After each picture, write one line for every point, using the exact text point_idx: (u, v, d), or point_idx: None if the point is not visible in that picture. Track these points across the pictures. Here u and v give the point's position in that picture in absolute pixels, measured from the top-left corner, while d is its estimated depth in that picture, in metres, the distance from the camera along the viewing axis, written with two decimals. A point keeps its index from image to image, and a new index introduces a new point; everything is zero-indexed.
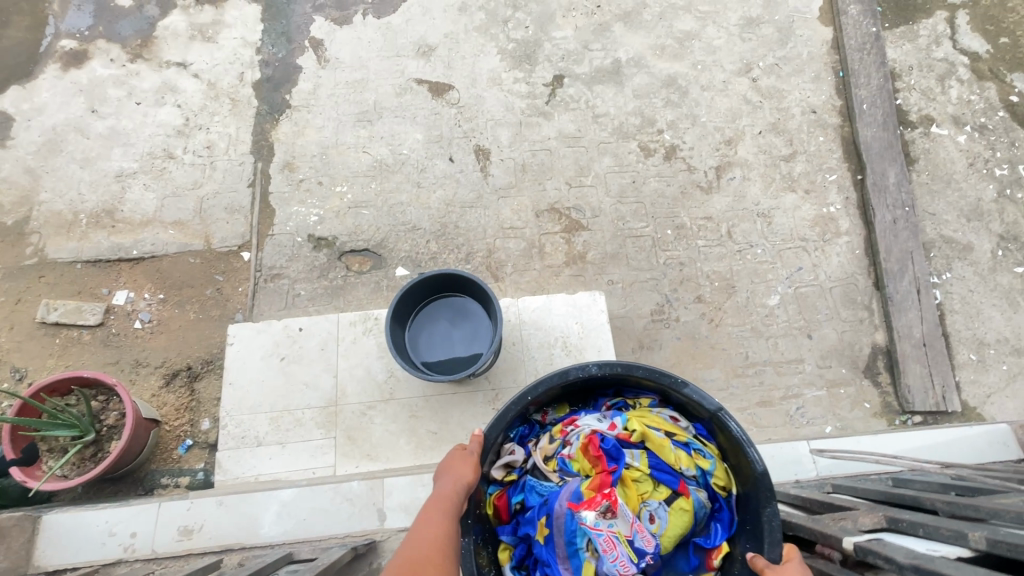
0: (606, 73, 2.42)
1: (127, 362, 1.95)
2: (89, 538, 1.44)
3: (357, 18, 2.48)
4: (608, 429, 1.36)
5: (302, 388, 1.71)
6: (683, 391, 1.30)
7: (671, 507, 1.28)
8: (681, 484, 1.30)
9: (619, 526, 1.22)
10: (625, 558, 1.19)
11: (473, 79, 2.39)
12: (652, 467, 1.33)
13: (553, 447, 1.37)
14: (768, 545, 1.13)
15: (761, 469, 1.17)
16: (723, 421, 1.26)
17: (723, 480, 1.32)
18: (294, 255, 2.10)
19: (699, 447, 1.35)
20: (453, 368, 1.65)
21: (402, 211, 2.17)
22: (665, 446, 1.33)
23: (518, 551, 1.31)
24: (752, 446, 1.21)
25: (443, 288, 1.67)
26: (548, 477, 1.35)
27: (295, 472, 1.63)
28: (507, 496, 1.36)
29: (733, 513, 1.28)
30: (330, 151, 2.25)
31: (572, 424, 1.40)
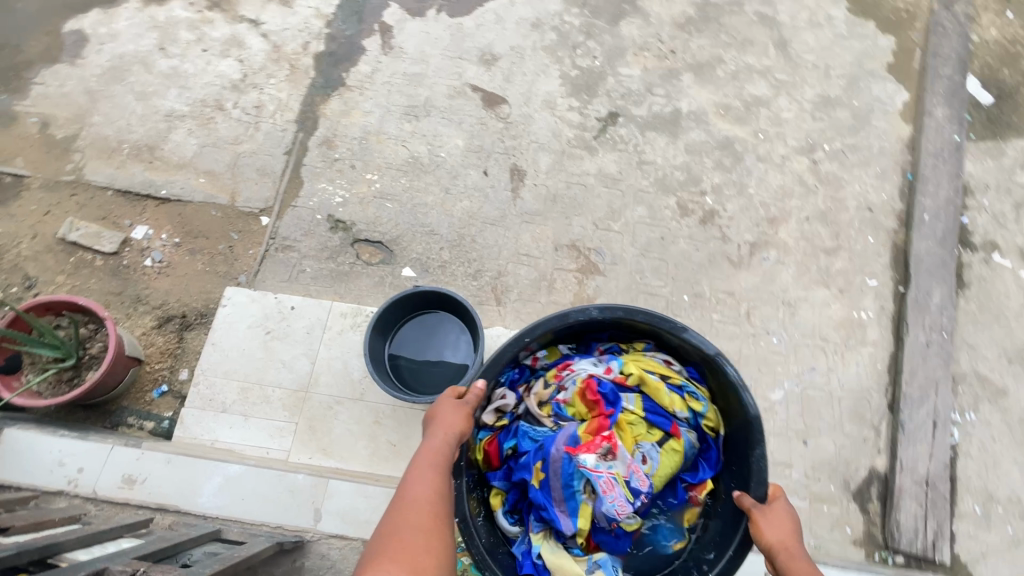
0: (662, 121, 2.35)
1: (128, 296, 2.00)
2: (40, 463, 1.47)
3: (431, 13, 2.49)
4: (605, 372, 1.54)
5: (279, 366, 1.71)
6: (685, 336, 1.45)
7: (663, 449, 1.50)
8: (673, 428, 1.51)
9: (618, 467, 1.42)
10: (624, 499, 1.39)
11: (528, 98, 2.36)
12: (645, 410, 1.52)
13: (548, 394, 1.56)
14: (756, 484, 1.37)
15: (754, 414, 1.38)
16: (719, 365, 1.43)
17: (711, 422, 1.55)
18: (310, 231, 2.11)
19: (691, 391, 1.55)
20: (429, 388, 1.61)
21: (424, 213, 2.16)
22: (659, 390, 1.52)
23: (510, 496, 1.53)
24: (746, 390, 1.40)
25: (434, 302, 1.64)
26: (542, 422, 1.55)
27: (249, 448, 1.62)
28: (500, 442, 1.56)
29: (717, 451, 1.55)
30: (370, 138, 2.26)
31: (568, 368, 1.58)
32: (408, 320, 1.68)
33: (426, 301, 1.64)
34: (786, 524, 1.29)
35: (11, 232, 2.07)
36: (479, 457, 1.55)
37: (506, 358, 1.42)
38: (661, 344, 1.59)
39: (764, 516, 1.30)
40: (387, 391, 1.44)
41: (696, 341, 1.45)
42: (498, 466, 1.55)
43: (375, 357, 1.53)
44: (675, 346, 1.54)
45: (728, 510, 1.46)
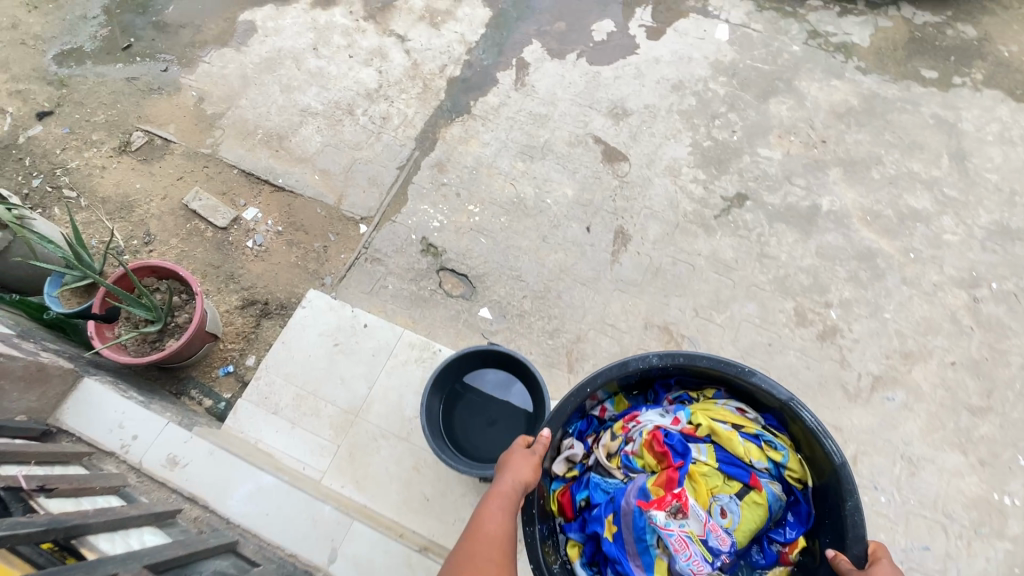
0: (795, 214, 2.11)
1: (224, 272, 2.09)
2: (103, 420, 1.52)
3: (571, 57, 2.45)
4: (671, 424, 1.41)
5: (336, 382, 1.68)
6: (757, 384, 1.35)
7: (744, 502, 1.32)
8: (753, 479, 1.34)
9: (691, 526, 1.23)
10: (699, 558, 1.20)
11: (651, 160, 2.23)
12: (720, 461, 1.35)
13: (616, 446, 1.42)
14: (852, 535, 1.22)
15: (839, 460, 1.28)
16: (794, 411, 1.34)
17: (796, 472, 1.38)
18: (401, 249, 2.10)
19: (771, 441, 1.40)
20: (481, 453, 1.49)
21: (516, 256, 2.08)
22: (733, 440, 1.37)
23: (587, 548, 1.36)
24: (830, 438, 1.29)
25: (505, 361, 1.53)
26: (609, 472, 1.42)
27: (287, 458, 1.59)
28: (574, 495, 1.42)
29: (808, 504, 1.37)
30: (481, 169, 2.24)
31: (634, 420, 1.46)
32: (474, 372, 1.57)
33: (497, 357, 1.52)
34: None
35: (147, 189, 2.25)
36: (552, 508, 1.42)
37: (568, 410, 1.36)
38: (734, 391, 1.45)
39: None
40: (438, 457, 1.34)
41: (765, 386, 1.35)
42: (575, 519, 1.40)
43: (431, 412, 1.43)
44: (747, 393, 1.42)
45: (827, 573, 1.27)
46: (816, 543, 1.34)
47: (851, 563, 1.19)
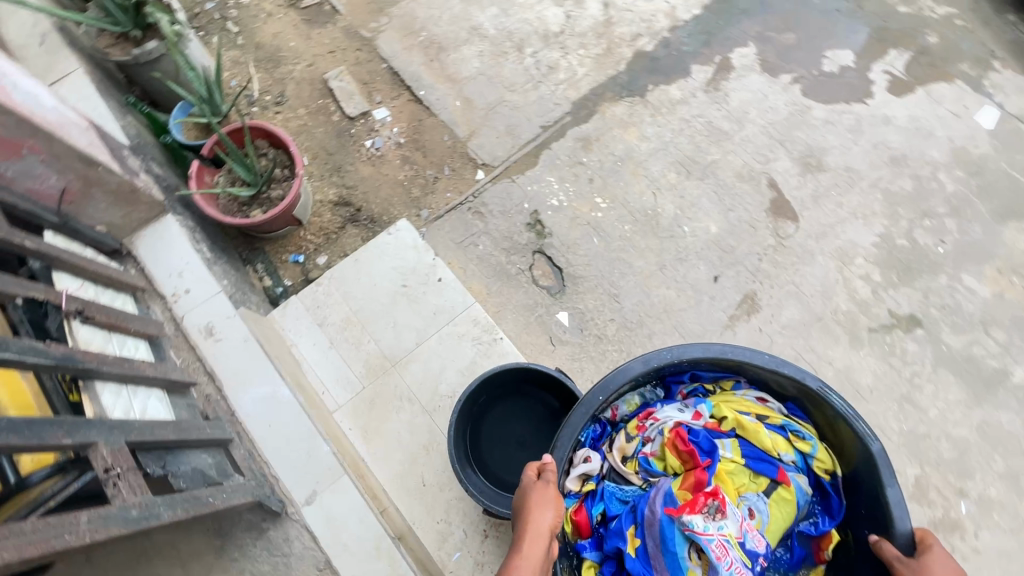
0: (972, 370, 1.68)
1: (333, 161, 2.02)
2: (167, 263, 1.49)
3: (784, 78, 2.08)
4: (693, 419, 1.21)
5: (389, 324, 1.56)
6: (785, 374, 1.17)
7: (773, 498, 1.15)
8: (780, 473, 1.16)
9: (728, 529, 1.05)
10: (741, 566, 1.03)
11: (823, 232, 1.86)
12: (745, 458, 1.17)
13: (634, 447, 1.21)
14: (897, 519, 1.06)
15: (877, 448, 1.10)
16: (822, 396, 1.17)
17: (825, 463, 1.20)
18: (508, 214, 1.93)
19: (797, 432, 1.21)
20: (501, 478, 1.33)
21: (622, 274, 1.84)
22: (761, 436, 1.17)
23: (606, 569, 1.15)
24: (860, 420, 1.14)
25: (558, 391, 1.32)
26: (626, 479, 1.21)
27: (312, 374, 1.51)
28: (590, 506, 1.19)
29: (839, 496, 1.20)
30: (627, 163, 1.99)
31: (651, 415, 1.25)
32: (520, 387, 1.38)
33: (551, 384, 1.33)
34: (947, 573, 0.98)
35: (298, 51, 2.19)
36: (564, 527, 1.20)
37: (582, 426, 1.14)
38: (753, 379, 1.26)
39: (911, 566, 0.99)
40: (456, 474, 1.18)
41: (789, 373, 1.17)
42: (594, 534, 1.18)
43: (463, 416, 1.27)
44: (767, 379, 1.23)
45: (868, 568, 1.12)
46: (848, 532, 1.20)
47: (898, 549, 1.03)
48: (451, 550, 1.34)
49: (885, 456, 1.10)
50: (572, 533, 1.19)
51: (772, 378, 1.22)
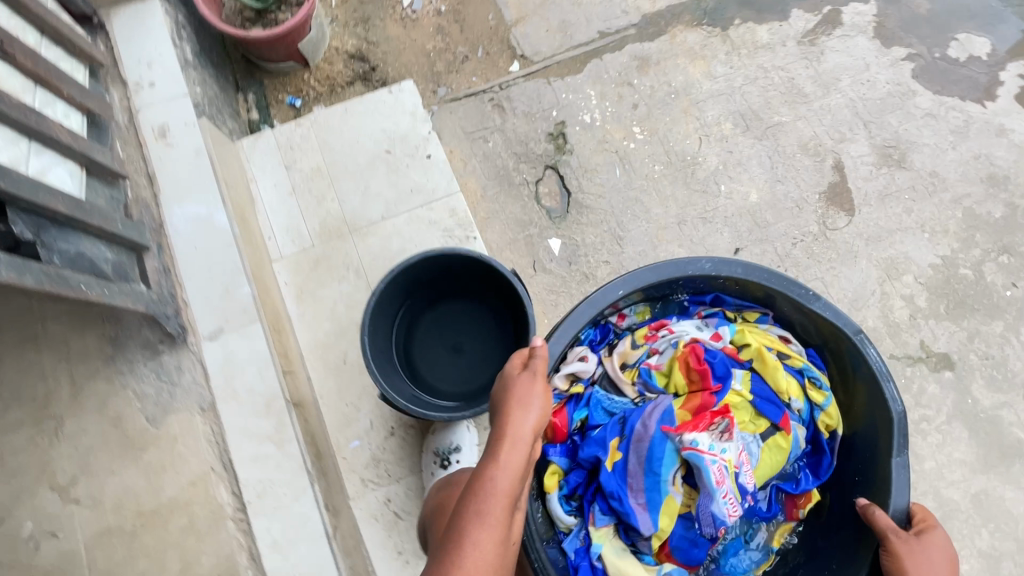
0: (992, 433, 1.45)
1: (361, 8, 1.79)
2: (140, 48, 1.31)
3: (896, 51, 1.74)
4: (711, 340, 1.16)
5: (360, 188, 1.39)
6: (821, 314, 1.08)
7: (767, 442, 1.11)
8: (783, 418, 1.11)
9: (728, 454, 1.04)
10: (733, 497, 1.03)
11: (877, 236, 1.59)
12: (754, 395, 1.12)
13: (639, 357, 1.17)
14: (894, 491, 1.01)
15: (897, 412, 1.02)
16: (858, 347, 1.06)
17: (830, 419, 1.15)
18: (532, 117, 1.70)
19: (815, 381, 1.15)
20: (421, 379, 1.16)
21: (635, 217, 1.62)
22: (775, 374, 1.13)
23: (573, 477, 1.15)
24: (891, 383, 1.04)
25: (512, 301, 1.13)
26: (615, 390, 1.19)
27: (263, 216, 1.37)
28: (574, 411, 1.18)
29: (831, 456, 1.16)
30: (682, 99, 1.71)
31: (664, 328, 1.19)
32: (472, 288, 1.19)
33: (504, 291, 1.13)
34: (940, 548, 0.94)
35: None
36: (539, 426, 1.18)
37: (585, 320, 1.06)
38: (782, 314, 1.17)
39: (906, 542, 0.95)
40: (364, 349, 1.00)
41: (826, 317, 1.07)
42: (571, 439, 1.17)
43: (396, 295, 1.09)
44: (797, 318, 1.15)
45: (846, 531, 1.10)
46: (826, 495, 1.19)
47: (890, 518, 0.99)
48: (350, 437, 1.22)
49: (903, 420, 1.03)
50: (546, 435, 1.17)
51: (805, 318, 1.12)
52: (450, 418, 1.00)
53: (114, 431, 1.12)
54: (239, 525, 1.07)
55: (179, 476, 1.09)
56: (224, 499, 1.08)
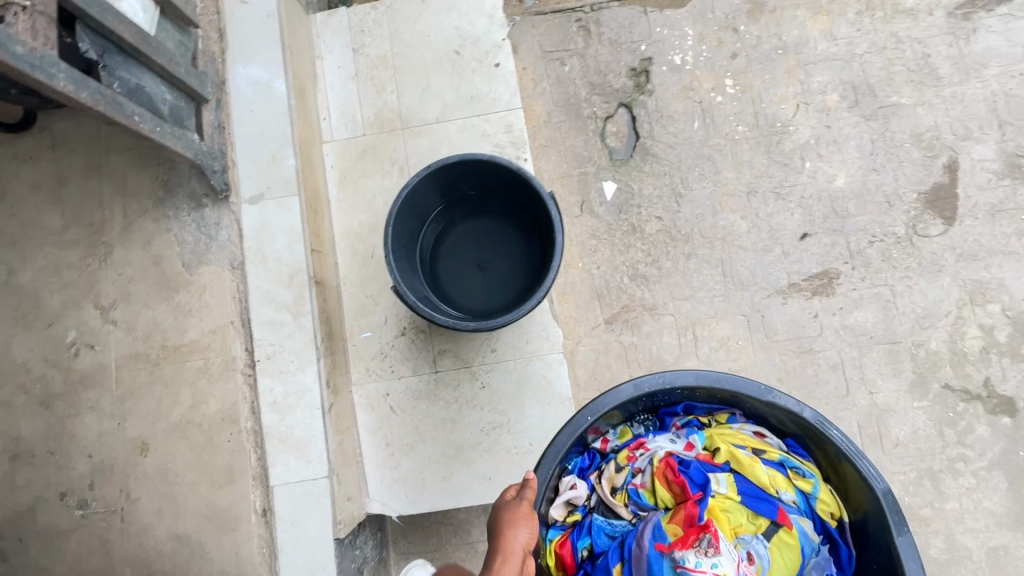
0: None
1: None
2: None
3: None
4: (684, 450, 1.10)
5: (421, 85, 1.34)
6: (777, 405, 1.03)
7: (774, 542, 1.01)
8: (780, 513, 1.02)
9: (724, 566, 0.92)
10: None
11: (974, 254, 1.40)
12: (742, 494, 1.04)
13: (624, 477, 1.08)
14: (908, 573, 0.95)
15: (881, 491, 0.98)
16: (821, 430, 1.03)
17: (829, 505, 1.07)
18: (617, 47, 1.57)
19: (799, 470, 1.08)
20: (434, 288, 1.13)
21: (702, 176, 1.50)
22: (756, 471, 1.05)
23: None
24: (865, 460, 1.00)
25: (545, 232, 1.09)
26: (610, 512, 1.08)
27: (322, 97, 1.36)
28: (577, 539, 1.06)
29: (850, 546, 1.06)
30: (791, 57, 1.52)
31: (641, 445, 1.12)
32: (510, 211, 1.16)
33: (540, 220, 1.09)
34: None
35: None
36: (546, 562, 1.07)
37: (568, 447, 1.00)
38: (751, 412, 1.12)
39: None
40: (386, 237, 0.98)
41: (785, 406, 1.03)
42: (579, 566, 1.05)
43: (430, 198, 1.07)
44: (768, 413, 1.09)
45: None
46: None
47: None
48: (363, 327, 1.25)
49: (891, 498, 0.98)
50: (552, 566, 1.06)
51: (769, 413, 1.08)
52: (453, 325, 0.97)
53: (154, 269, 1.19)
54: (246, 379, 1.14)
55: (203, 322, 1.16)
56: (237, 352, 1.15)
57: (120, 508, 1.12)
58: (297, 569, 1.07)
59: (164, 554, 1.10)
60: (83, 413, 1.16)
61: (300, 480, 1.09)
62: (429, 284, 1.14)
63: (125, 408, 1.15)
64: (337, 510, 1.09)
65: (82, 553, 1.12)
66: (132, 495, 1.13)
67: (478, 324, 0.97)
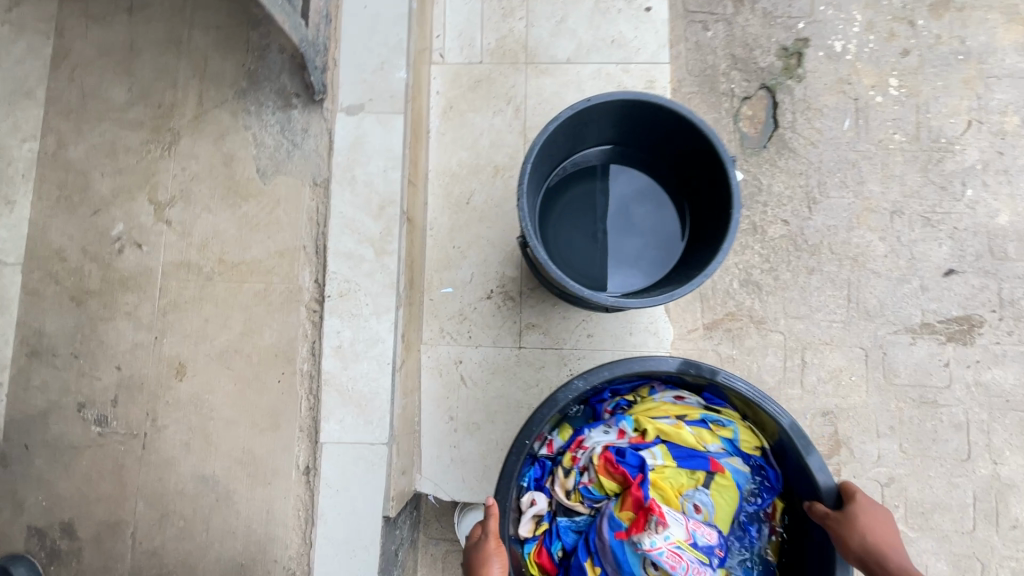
0: None
1: None
2: None
3: None
4: (615, 437, 0.98)
5: (555, 18, 1.15)
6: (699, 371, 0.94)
7: (714, 489, 0.94)
8: (713, 462, 0.96)
9: (676, 533, 0.86)
10: (698, 566, 0.86)
11: None
12: (676, 459, 0.95)
13: (572, 479, 0.97)
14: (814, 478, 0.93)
15: (787, 425, 0.93)
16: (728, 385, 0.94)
17: (748, 440, 1.01)
18: (772, 19, 1.36)
19: (718, 420, 1.01)
20: (551, 248, 0.95)
21: (844, 184, 1.30)
22: (683, 436, 0.97)
23: None
24: (770, 401, 0.94)
25: (700, 207, 0.92)
26: (570, 511, 0.97)
27: (438, 11, 1.17)
28: (547, 542, 0.97)
29: (774, 466, 1.01)
30: (971, 66, 1.31)
31: (579, 442, 1.00)
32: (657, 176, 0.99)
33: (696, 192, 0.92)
34: (882, 522, 0.87)
35: None
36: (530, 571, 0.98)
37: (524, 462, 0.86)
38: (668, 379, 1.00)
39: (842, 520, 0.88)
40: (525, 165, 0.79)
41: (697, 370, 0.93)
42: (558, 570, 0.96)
43: (577, 136, 0.89)
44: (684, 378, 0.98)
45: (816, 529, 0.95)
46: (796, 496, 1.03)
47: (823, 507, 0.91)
48: (445, 281, 1.08)
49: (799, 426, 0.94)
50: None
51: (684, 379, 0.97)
52: (584, 293, 0.78)
53: (222, 170, 1.02)
54: (310, 315, 0.98)
55: (271, 240, 1.00)
56: (305, 282, 0.99)
57: (143, 434, 0.98)
58: (335, 542, 0.91)
59: (184, 495, 0.96)
60: (117, 319, 1.01)
61: (354, 442, 0.93)
62: (546, 245, 0.95)
63: (165, 322, 1.00)
64: (391, 484, 0.94)
65: (93, 476, 0.98)
66: (159, 422, 0.98)
67: (616, 299, 0.80)
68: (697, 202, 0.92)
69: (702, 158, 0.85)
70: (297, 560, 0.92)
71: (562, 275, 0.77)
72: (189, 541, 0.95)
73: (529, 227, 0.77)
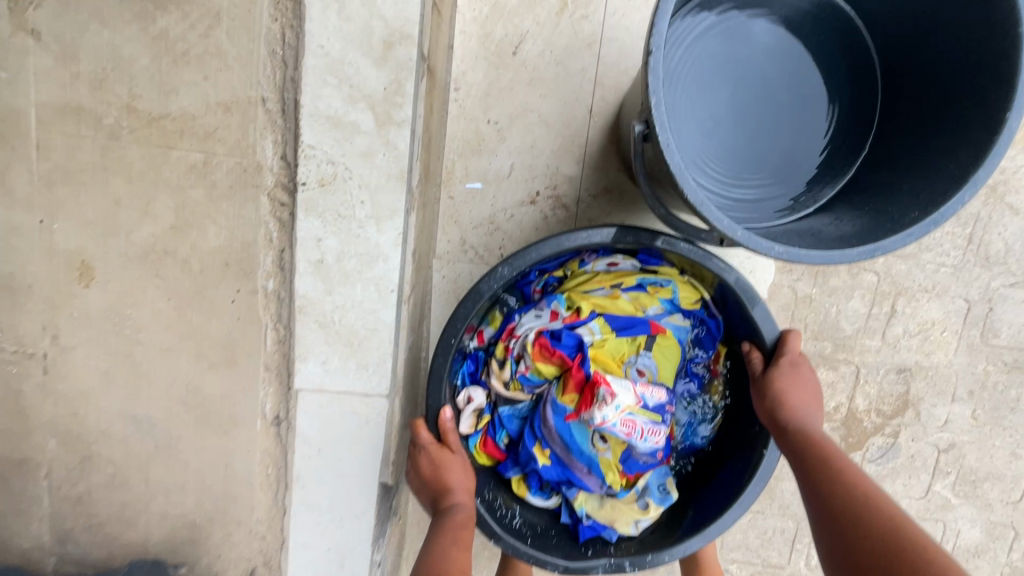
0: None
1: None
2: None
3: None
4: (550, 316, 0.67)
5: None
6: (640, 234, 0.61)
7: (658, 349, 0.68)
8: (653, 324, 0.67)
9: (627, 401, 0.63)
10: (653, 426, 0.65)
11: None
12: (619, 325, 0.66)
13: (506, 369, 0.68)
14: (760, 321, 0.66)
15: (733, 280, 0.64)
16: (666, 243, 0.61)
17: (691, 294, 0.70)
18: None
19: (655, 282, 0.69)
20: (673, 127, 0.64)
21: None
22: (620, 306, 0.67)
23: (532, 483, 0.72)
24: (716, 259, 0.63)
25: (901, 123, 0.64)
26: (512, 400, 0.70)
27: None
28: (490, 432, 0.71)
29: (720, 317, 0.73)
30: None
31: (509, 328, 0.70)
32: (830, 55, 0.67)
33: (905, 84, 0.63)
34: (810, 388, 0.66)
35: None
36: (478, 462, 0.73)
37: (438, 376, 0.65)
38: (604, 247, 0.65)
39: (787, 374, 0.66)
40: None
41: (634, 237, 0.60)
42: (505, 456, 0.73)
43: None
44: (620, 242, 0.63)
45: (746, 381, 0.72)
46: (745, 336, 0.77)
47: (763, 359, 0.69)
48: (472, 170, 0.76)
49: (747, 280, 0.64)
50: (484, 467, 0.73)
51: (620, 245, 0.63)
52: (732, 225, 0.50)
53: None
54: (275, 210, 0.66)
55: (211, 83, 0.63)
56: (267, 157, 0.65)
57: (41, 354, 0.69)
58: (316, 508, 0.71)
59: (111, 436, 0.71)
60: None
61: (341, 392, 0.68)
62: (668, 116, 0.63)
63: (52, 197, 0.65)
64: (391, 443, 0.71)
65: None
66: (63, 341, 0.69)
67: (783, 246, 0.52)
68: (902, 100, 0.64)
69: (961, 40, 0.56)
70: (266, 524, 0.73)
71: (694, 189, 0.49)
72: (123, 492, 0.73)
73: (664, 117, 0.47)
